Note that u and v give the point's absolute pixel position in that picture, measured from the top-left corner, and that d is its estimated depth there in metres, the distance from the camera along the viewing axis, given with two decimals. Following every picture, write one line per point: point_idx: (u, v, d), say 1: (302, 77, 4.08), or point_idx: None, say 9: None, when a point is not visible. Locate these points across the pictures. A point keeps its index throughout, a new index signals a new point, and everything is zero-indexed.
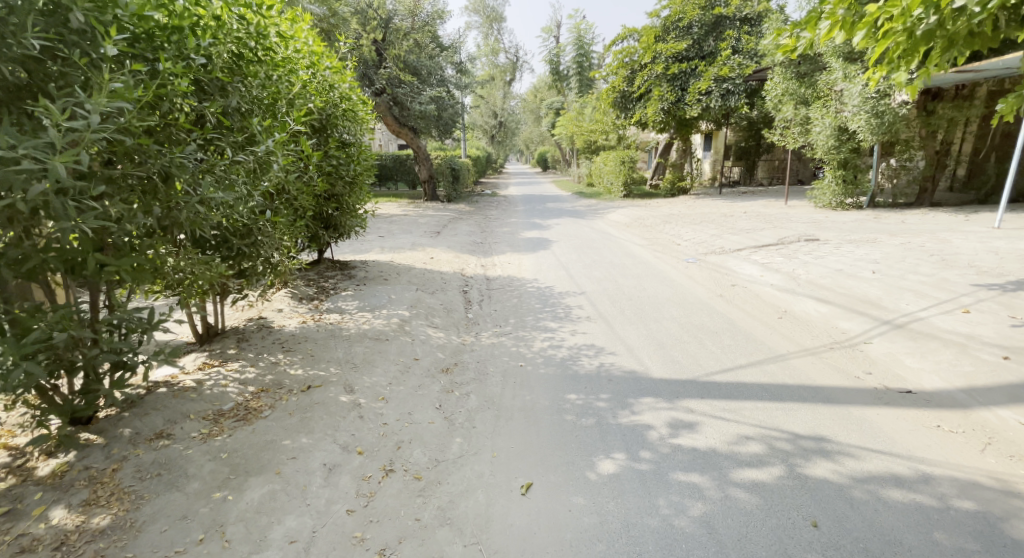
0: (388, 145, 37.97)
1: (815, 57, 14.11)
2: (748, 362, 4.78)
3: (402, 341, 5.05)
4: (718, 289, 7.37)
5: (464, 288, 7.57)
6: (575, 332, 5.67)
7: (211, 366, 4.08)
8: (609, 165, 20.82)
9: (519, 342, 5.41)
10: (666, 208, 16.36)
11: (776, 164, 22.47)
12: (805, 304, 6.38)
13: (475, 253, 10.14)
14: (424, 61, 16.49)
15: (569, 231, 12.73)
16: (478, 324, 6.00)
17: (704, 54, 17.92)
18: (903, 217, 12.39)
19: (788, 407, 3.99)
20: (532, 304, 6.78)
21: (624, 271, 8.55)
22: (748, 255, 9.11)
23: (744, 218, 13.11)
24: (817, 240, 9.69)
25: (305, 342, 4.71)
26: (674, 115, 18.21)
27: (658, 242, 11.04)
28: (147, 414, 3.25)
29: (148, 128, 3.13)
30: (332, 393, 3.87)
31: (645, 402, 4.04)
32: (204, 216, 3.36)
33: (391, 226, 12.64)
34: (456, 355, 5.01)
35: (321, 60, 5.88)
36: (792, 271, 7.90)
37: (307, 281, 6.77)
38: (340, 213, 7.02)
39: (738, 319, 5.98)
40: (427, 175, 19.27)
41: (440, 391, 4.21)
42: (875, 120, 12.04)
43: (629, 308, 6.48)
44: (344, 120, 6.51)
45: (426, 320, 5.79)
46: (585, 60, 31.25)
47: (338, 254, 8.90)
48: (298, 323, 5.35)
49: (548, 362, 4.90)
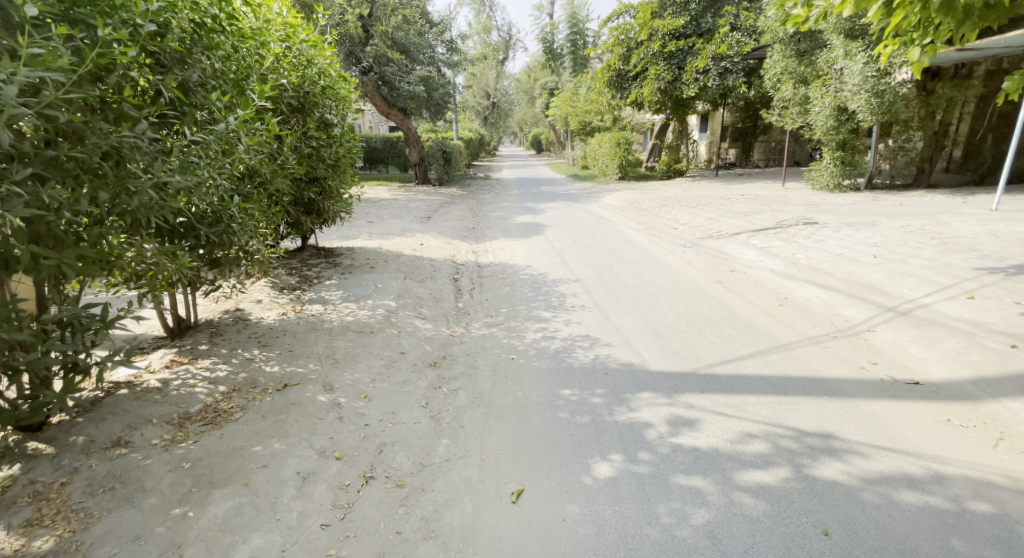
0: (381, 127, 37.36)
1: (814, 34, 13.78)
2: (749, 352, 4.56)
3: (388, 334, 4.81)
4: (716, 275, 7.15)
5: (455, 276, 7.32)
6: (569, 322, 5.45)
7: (180, 364, 3.94)
8: (604, 146, 20.48)
9: (511, 334, 5.18)
10: (662, 191, 16.12)
11: (772, 145, 22.20)
12: (805, 290, 6.18)
13: (468, 238, 9.87)
14: (413, 38, 15.97)
15: (563, 215, 12.46)
16: (469, 314, 5.77)
17: (702, 31, 17.51)
18: (901, 199, 12.21)
19: (793, 401, 3.78)
20: (525, 292, 6.54)
21: (619, 257, 8.32)
22: (746, 240, 8.90)
23: (741, 201, 12.88)
24: (815, 223, 9.48)
25: (282, 337, 4.51)
26: (671, 95, 17.86)
27: (655, 226, 10.82)
28: (104, 420, 3.11)
29: (92, 105, 2.96)
30: (310, 392, 3.66)
31: (643, 397, 3.83)
32: (160, 204, 3.18)
33: (381, 210, 12.34)
34: (444, 348, 4.78)
35: (296, 33, 5.56)
36: (792, 255, 7.69)
37: (289, 269, 6.51)
38: (323, 197, 6.74)
39: (737, 307, 5.76)
40: (418, 158, 18.92)
41: (427, 387, 3.99)
42: (875, 99, 11.78)
43: (625, 296, 6.27)
44: (323, 99, 6.20)
45: (414, 310, 5.54)
46: (579, 38, 30.63)
47: (325, 240, 8.62)
48: (279, 314, 5.12)
49: (541, 355, 4.69)
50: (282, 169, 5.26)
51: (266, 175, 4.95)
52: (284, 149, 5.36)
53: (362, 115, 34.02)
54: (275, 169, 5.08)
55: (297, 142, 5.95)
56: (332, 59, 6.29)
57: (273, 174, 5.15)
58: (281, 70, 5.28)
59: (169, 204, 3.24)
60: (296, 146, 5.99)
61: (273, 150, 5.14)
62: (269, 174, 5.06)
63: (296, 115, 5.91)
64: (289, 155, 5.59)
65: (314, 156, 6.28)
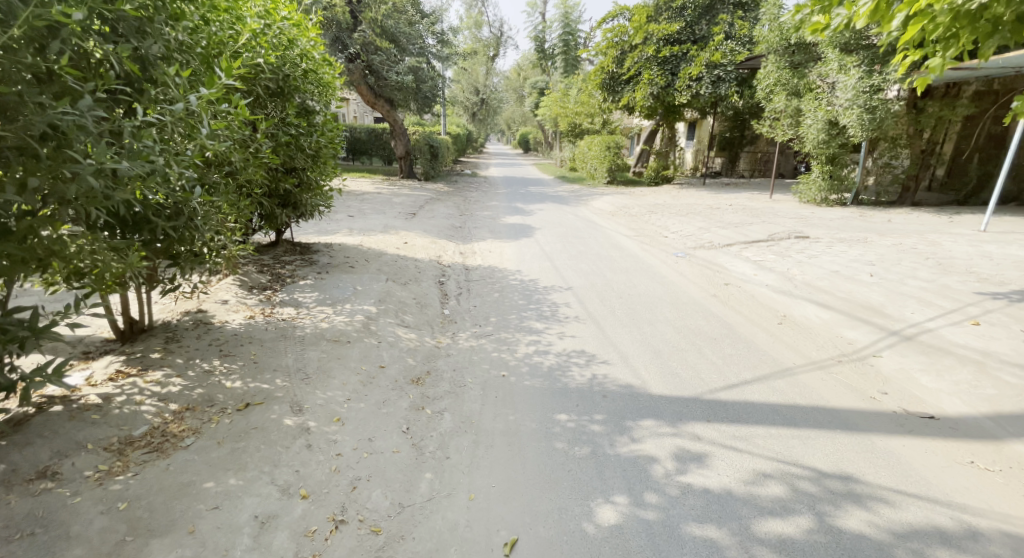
0: (365, 118, 36.60)
1: (809, 46, 13.71)
2: (753, 377, 4.28)
3: (367, 344, 4.41)
4: (711, 288, 6.91)
5: (440, 279, 6.92)
6: (562, 335, 5.10)
7: (127, 375, 3.48)
8: (593, 149, 20.27)
9: (501, 347, 4.82)
10: (651, 197, 15.94)
11: (758, 156, 22.26)
12: (805, 308, 5.96)
13: (454, 238, 9.48)
14: (403, 29, 15.50)
15: (552, 217, 12.12)
16: (455, 322, 5.38)
17: (696, 37, 17.39)
18: (888, 216, 12.20)
19: (806, 434, 3.50)
20: (515, 300, 6.18)
21: (611, 264, 8.03)
22: (739, 252, 8.70)
23: (731, 211, 12.74)
24: (808, 238, 9.34)
25: (248, 345, 4.07)
26: (663, 101, 17.69)
27: (645, 233, 10.58)
28: (31, 444, 2.70)
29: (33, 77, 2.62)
30: (275, 413, 3.27)
31: (646, 426, 3.51)
32: (102, 193, 2.82)
33: (363, 205, 11.84)
34: (429, 361, 4.40)
35: (276, 10, 5.10)
36: (787, 270, 7.49)
37: (260, 266, 6.04)
38: (301, 188, 6.30)
39: (736, 325, 5.51)
40: (403, 152, 18.43)
41: (408, 409, 3.61)
42: (867, 115, 11.75)
43: (619, 307, 5.97)
44: (305, 84, 5.75)
45: (396, 317, 5.14)
46: (571, 39, 30.40)
47: (303, 235, 8.16)
48: (245, 318, 4.68)
49: (533, 372, 4.33)
50: (256, 158, 4.82)
51: (235, 163, 4.50)
52: (256, 137, 4.90)
53: (347, 105, 33.24)
54: (246, 158, 4.65)
55: (273, 129, 5.49)
56: (317, 42, 5.83)
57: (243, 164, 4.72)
58: (257, 50, 4.83)
59: (115, 194, 2.86)
60: (273, 133, 5.53)
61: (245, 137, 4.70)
62: (239, 164, 4.64)
63: (274, 99, 5.45)
64: (263, 143, 5.14)
65: (293, 145, 5.84)
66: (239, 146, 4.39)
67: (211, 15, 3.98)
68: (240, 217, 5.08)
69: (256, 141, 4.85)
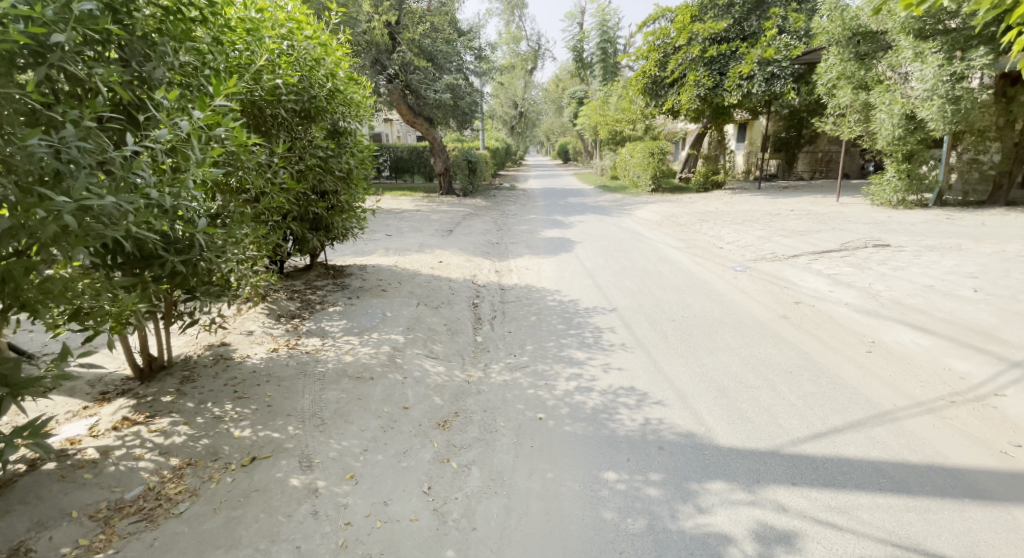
0: (408, 136, 37.08)
1: (876, 35, 12.54)
2: (843, 424, 3.64)
3: (391, 381, 3.98)
4: (778, 308, 6.16)
5: (474, 301, 6.48)
6: (607, 368, 4.53)
7: (132, 422, 3.16)
8: (637, 156, 19.48)
9: (538, 382, 4.29)
10: (701, 205, 14.99)
11: (818, 156, 20.78)
12: (898, 334, 5.20)
13: (491, 255, 9.05)
14: (441, 46, 15.38)
15: (593, 230, 11.50)
16: (488, 352, 4.90)
17: (747, 34, 16.44)
18: (978, 217, 10.88)
19: (924, 505, 2.87)
20: (554, 325, 5.65)
21: (661, 281, 7.37)
22: (807, 264, 7.84)
23: (792, 217, 11.73)
24: (887, 246, 8.34)
25: (263, 384, 3.71)
26: (712, 103, 16.74)
27: (697, 245, 9.80)
28: (9, 513, 2.41)
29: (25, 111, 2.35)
30: (281, 471, 2.87)
31: (714, 491, 2.94)
32: (88, 233, 2.46)
33: (400, 223, 11.63)
34: (458, 400, 3.93)
35: (300, 29, 4.88)
36: (868, 285, 6.62)
37: (290, 292, 5.80)
38: (332, 211, 6.03)
39: (814, 354, 4.82)
40: (443, 168, 18.25)
41: (431, 461, 3.14)
42: (950, 107, 10.53)
43: (675, 332, 5.35)
44: (335, 105, 5.52)
45: (425, 348, 4.71)
46: (610, 46, 29.81)
47: (336, 258, 7.92)
48: (269, 351, 4.36)
49: (576, 415, 3.79)
50: (279, 180, 4.56)
51: (253, 190, 4.24)
52: (278, 159, 4.65)
53: (390, 124, 33.77)
54: (267, 183, 4.40)
55: (298, 151, 5.24)
56: (346, 61, 5.61)
57: (263, 189, 4.46)
58: (277, 69, 4.59)
59: (106, 232, 2.48)
60: (300, 155, 5.29)
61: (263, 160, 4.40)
62: (259, 190, 4.38)
63: (302, 121, 5.22)
64: (281, 168, 4.86)
65: (325, 168, 5.60)
66: (257, 168, 4.14)
67: (224, 36, 3.73)
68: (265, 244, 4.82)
69: (277, 165, 4.59)
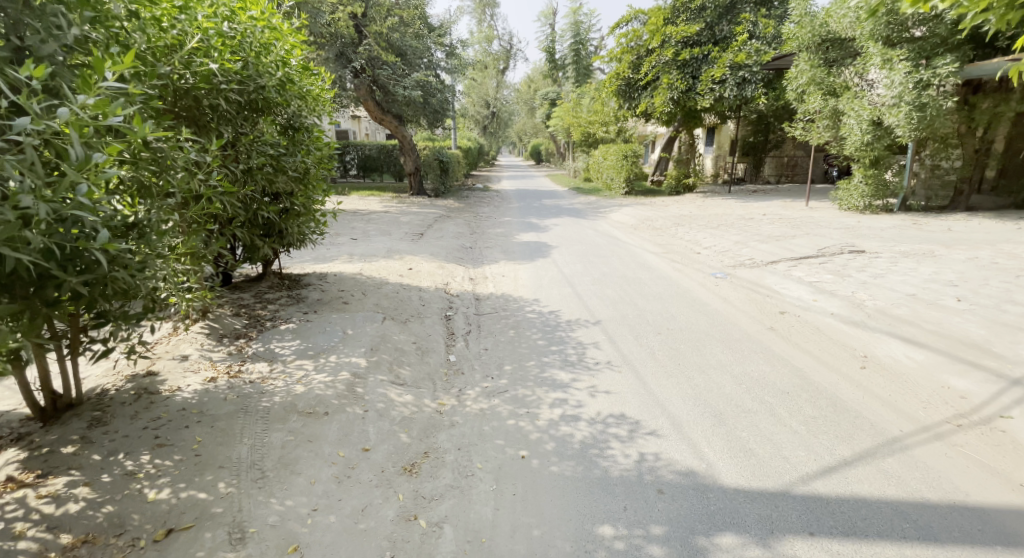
0: (376, 135, 36.19)
1: (845, 41, 12.61)
2: (852, 455, 3.31)
3: (348, 416, 3.47)
4: (764, 318, 5.87)
5: (446, 314, 5.97)
6: (594, 392, 4.10)
7: (17, 485, 2.62)
8: (609, 159, 19.29)
9: (519, 410, 3.83)
10: (675, 208, 14.83)
11: (784, 160, 21.01)
12: (890, 347, 4.95)
13: (463, 261, 8.55)
14: (409, 41, 14.77)
15: (569, 233, 11.12)
16: (461, 374, 4.40)
17: (718, 38, 16.35)
18: (945, 223, 10.98)
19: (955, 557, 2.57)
20: (533, 340, 5.20)
21: (642, 289, 7.02)
22: (787, 271, 7.64)
23: (767, 222, 11.63)
24: (864, 253, 8.23)
25: (193, 427, 3.15)
26: (684, 106, 16.63)
27: (674, 250, 9.55)
28: None
29: None
30: (204, 549, 2.37)
31: (724, 548, 2.57)
32: None
33: (366, 225, 11.01)
34: (427, 436, 3.45)
35: (242, 8, 4.29)
36: (852, 294, 6.42)
37: (236, 306, 5.18)
38: (287, 216, 5.45)
39: (807, 370, 4.51)
40: (412, 168, 17.63)
41: (394, 521, 2.67)
42: (917, 114, 10.57)
43: (662, 347, 4.99)
44: (289, 97, 4.93)
45: (390, 371, 4.19)
46: (582, 48, 29.66)
47: (295, 264, 7.30)
48: (204, 381, 3.77)
49: (563, 450, 3.35)
50: (214, 181, 3.96)
51: (180, 193, 3.62)
52: (212, 157, 4.04)
53: (358, 122, 32.83)
54: (195, 185, 3.78)
55: (244, 148, 4.64)
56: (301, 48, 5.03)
57: (193, 191, 3.86)
58: (212, 53, 3.99)
59: None
60: (244, 153, 4.69)
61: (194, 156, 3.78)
62: (189, 193, 3.78)
63: (248, 114, 4.62)
64: (217, 168, 4.23)
65: (277, 167, 5.01)
66: (183, 168, 3.53)
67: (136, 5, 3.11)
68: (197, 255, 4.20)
69: (210, 165, 3.98)
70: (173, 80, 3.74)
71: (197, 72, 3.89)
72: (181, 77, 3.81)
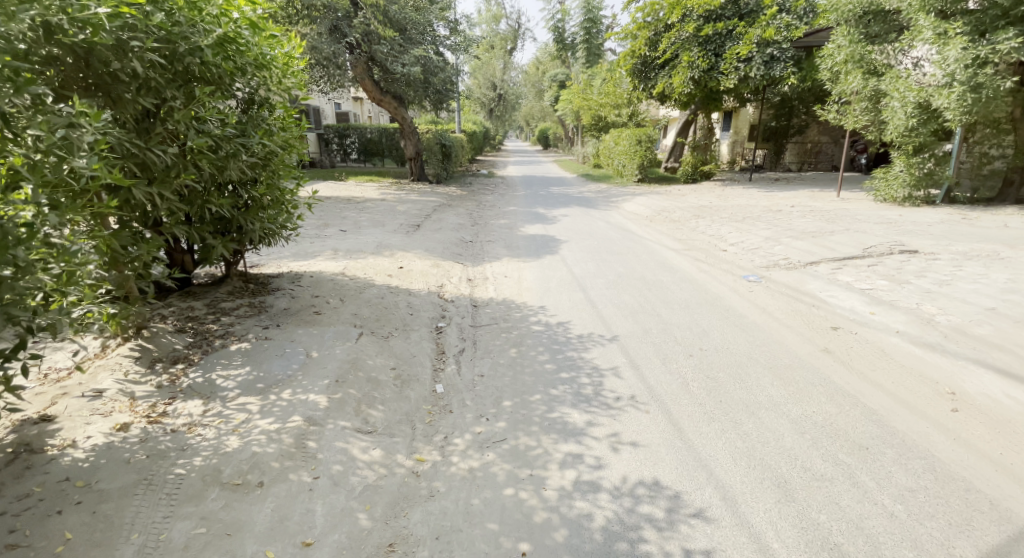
0: (378, 116, 35.11)
1: (889, 14, 11.40)
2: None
3: (289, 489, 2.60)
4: (813, 336, 4.89)
5: (437, 326, 5.05)
6: (617, 444, 3.18)
7: None
8: (621, 144, 18.16)
9: (520, 472, 2.93)
10: (692, 198, 13.83)
11: (807, 147, 19.77)
12: (982, 383, 3.98)
13: (461, 258, 7.64)
14: (410, 15, 13.68)
15: (579, 226, 10.14)
16: (449, 414, 3.48)
17: (743, 12, 15.10)
18: (996, 217, 9.93)
19: None
20: (539, 364, 4.26)
21: (664, 296, 6.06)
22: (832, 274, 6.66)
23: (797, 215, 10.58)
24: (919, 253, 7.21)
25: (66, 513, 2.34)
26: (704, 86, 15.44)
27: (697, 246, 8.61)
28: None
29: None
30: None
31: None
32: None
33: (360, 215, 10.11)
34: (394, 517, 2.56)
35: None
36: (916, 306, 5.43)
37: (181, 319, 4.30)
38: (246, 210, 4.63)
39: (884, 414, 3.58)
40: (413, 153, 16.72)
41: None
42: (970, 95, 9.39)
43: (696, 376, 4.05)
44: (236, 61, 4.13)
45: (356, 412, 3.29)
46: (593, 27, 28.32)
47: (269, 262, 6.44)
48: (110, 431, 2.90)
49: (578, 545, 2.45)
50: (101, 166, 3.01)
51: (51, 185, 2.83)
52: (98, 131, 3.09)
53: (359, 105, 31.83)
54: (57, 179, 2.81)
55: (175, 120, 3.69)
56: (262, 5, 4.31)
57: (70, 180, 2.92)
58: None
59: None
60: (177, 131, 3.80)
61: (71, 128, 2.88)
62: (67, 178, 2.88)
63: (177, 83, 3.74)
64: (115, 151, 3.32)
65: (228, 151, 4.09)
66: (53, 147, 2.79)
67: None
68: (106, 242, 3.40)
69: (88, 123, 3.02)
70: (45, 21, 2.85)
71: (77, 17, 2.94)
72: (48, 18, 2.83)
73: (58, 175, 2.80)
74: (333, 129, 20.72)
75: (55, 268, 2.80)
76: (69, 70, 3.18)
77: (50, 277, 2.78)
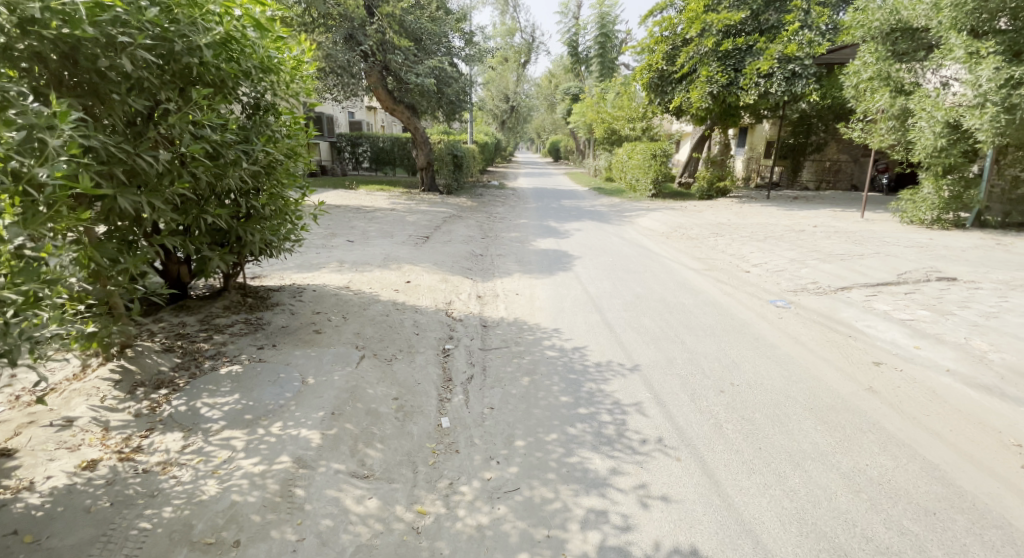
0: (392, 125, 35.16)
1: (917, 32, 11.03)
2: None
3: (269, 550, 2.27)
4: (854, 370, 4.47)
5: (445, 348, 4.68)
6: (646, 499, 2.80)
7: None
8: (635, 158, 17.78)
9: (536, 533, 2.56)
10: (709, 214, 13.46)
11: (825, 165, 19.29)
12: None
13: (471, 272, 7.30)
14: (425, 24, 13.49)
15: (593, 241, 9.79)
16: (455, 455, 3.12)
17: (764, 28, 14.79)
18: None
19: None
20: (555, 396, 3.88)
21: (686, 320, 5.67)
22: (866, 301, 6.24)
23: (822, 235, 10.16)
24: (958, 281, 6.78)
25: None
26: (722, 101, 15.11)
27: (718, 266, 8.22)
28: None
29: None
30: None
31: None
32: None
33: (368, 224, 9.83)
34: None
35: None
36: (964, 341, 4.99)
37: (170, 337, 3.99)
38: (247, 221, 4.34)
39: (946, 470, 3.16)
40: (424, 162, 16.49)
41: None
42: (1005, 116, 8.96)
43: (729, 416, 3.65)
44: (240, 63, 3.84)
45: (351, 453, 2.93)
46: (609, 41, 28.17)
47: (271, 273, 6.14)
48: (72, 473, 2.59)
49: None
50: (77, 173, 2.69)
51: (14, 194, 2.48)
52: (72, 137, 2.75)
53: (373, 114, 31.89)
54: (17, 188, 2.49)
55: (169, 124, 3.36)
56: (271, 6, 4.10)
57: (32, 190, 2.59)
58: None
59: None
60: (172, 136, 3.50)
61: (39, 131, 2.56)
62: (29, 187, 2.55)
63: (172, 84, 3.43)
64: (99, 157, 3.02)
65: (228, 159, 3.83)
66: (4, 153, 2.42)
67: None
68: (87, 254, 3.08)
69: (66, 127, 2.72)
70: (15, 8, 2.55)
71: (58, 8, 2.70)
72: (22, 5, 2.58)
73: (18, 183, 2.49)
74: (346, 137, 20.69)
75: (23, 285, 2.49)
76: (52, 68, 2.88)
77: (17, 296, 2.45)
